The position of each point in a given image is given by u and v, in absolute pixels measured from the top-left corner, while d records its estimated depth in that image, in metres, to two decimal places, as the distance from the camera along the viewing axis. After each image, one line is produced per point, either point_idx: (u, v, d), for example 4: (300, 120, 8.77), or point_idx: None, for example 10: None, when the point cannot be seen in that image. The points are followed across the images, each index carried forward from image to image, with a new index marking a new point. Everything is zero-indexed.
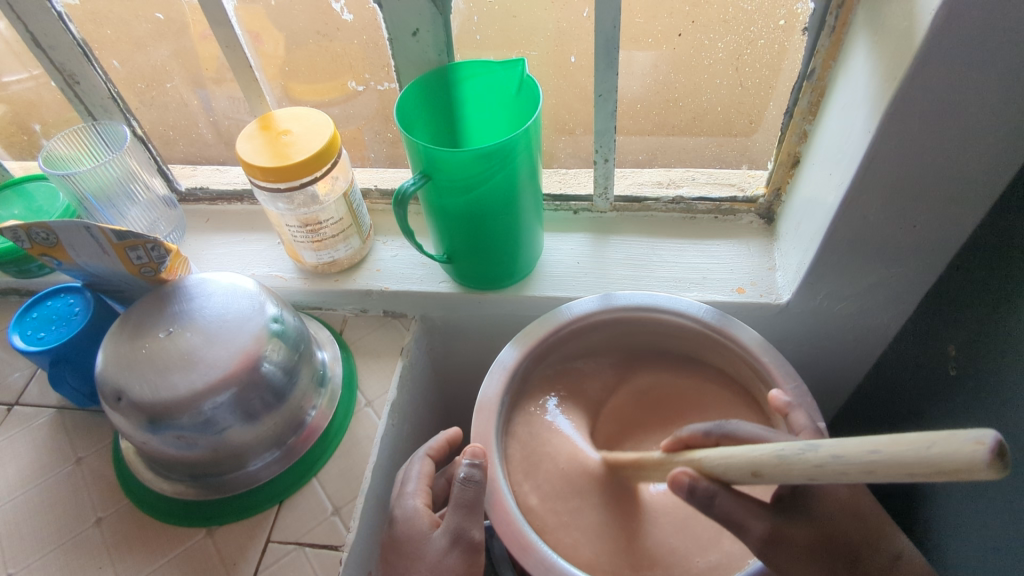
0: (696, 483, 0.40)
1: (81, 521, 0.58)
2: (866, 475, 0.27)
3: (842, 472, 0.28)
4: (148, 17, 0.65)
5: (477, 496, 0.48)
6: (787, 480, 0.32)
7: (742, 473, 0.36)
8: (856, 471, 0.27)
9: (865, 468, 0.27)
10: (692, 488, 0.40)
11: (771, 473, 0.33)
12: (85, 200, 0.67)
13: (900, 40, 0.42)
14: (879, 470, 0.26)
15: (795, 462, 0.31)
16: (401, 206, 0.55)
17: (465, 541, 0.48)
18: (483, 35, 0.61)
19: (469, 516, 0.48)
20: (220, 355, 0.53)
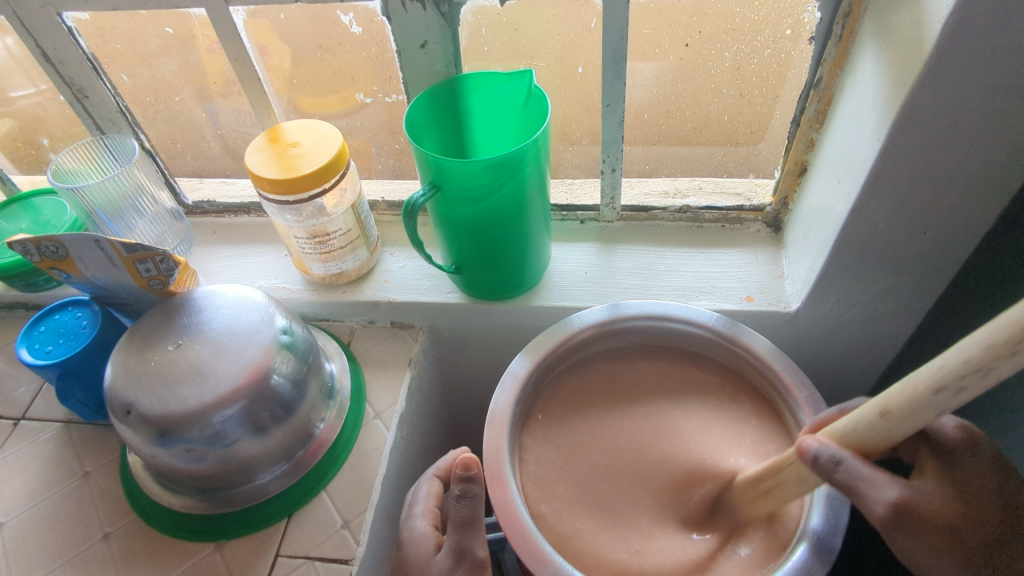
0: (824, 448, 0.38)
1: (88, 536, 0.57)
2: (1007, 360, 0.27)
3: (961, 368, 0.29)
4: (156, 32, 0.65)
5: (473, 512, 0.48)
6: (926, 410, 0.31)
7: (874, 424, 0.35)
8: (993, 359, 0.27)
9: (996, 351, 0.27)
10: (817, 456, 0.38)
11: (902, 407, 0.32)
12: (93, 213, 0.68)
13: (910, 48, 0.43)
14: (1017, 342, 0.26)
15: (928, 383, 0.30)
16: (410, 216, 0.55)
17: (469, 559, 0.48)
18: (490, 47, 0.61)
19: (469, 533, 0.48)
20: (229, 367, 0.52)
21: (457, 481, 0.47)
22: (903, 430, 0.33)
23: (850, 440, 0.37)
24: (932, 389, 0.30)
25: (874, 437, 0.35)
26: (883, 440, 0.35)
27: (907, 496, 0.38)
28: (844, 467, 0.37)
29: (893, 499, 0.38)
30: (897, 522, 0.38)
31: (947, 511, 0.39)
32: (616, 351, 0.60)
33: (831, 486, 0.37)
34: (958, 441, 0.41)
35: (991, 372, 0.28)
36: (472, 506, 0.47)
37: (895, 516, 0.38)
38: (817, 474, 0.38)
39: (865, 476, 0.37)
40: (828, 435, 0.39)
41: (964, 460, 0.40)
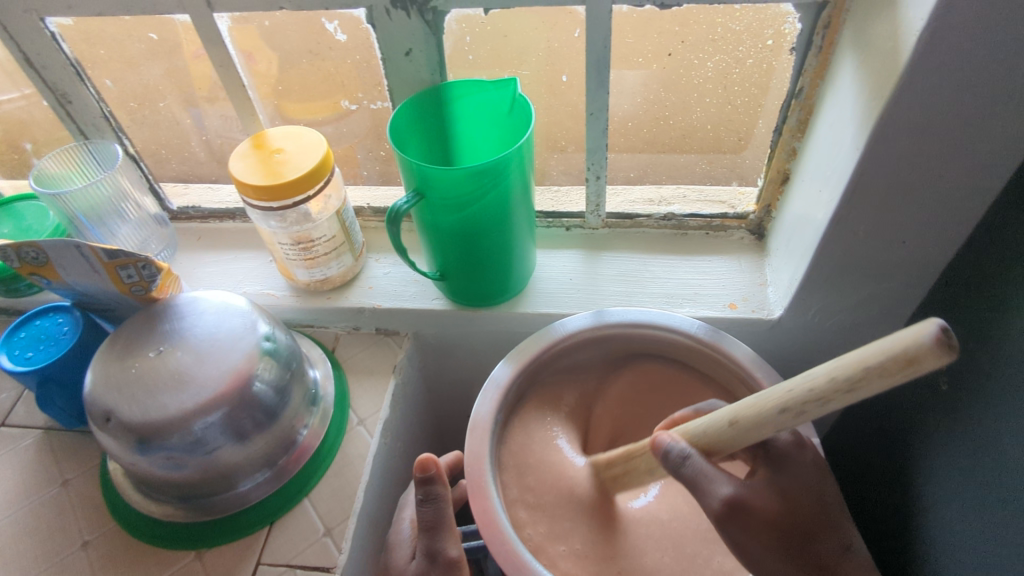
0: (675, 445, 0.42)
1: (66, 544, 0.56)
2: (844, 395, 0.31)
3: (810, 389, 0.32)
4: (140, 38, 0.65)
5: (436, 517, 0.50)
6: (769, 423, 0.36)
7: (721, 430, 0.39)
8: (832, 391, 0.31)
9: (837, 385, 0.31)
10: (669, 451, 0.42)
11: (750, 419, 0.37)
12: (75, 219, 0.67)
13: (886, 60, 0.43)
14: (855, 381, 0.30)
15: (773, 407, 0.35)
16: (394, 223, 0.55)
17: (439, 561, 0.49)
18: (475, 55, 0.62)
19: (435, 537, 0.50)
20: (211, 374, 0.52)
21: (420, 485, 0.49)
22: (748, 437, 0.38)
23: (704, 442, 0.41)
24: (776, 409, 0.35)
25: (722, 440, 0.39)
26: (733, 447, 0.39)
27: (741, 493, 0.43)
28: (690, 463, 0.41)
29: (727, 495, 0.42)
30: (730, 517, 0.42)
31: (771, 509, 0.44)
32: (602, 358, 0.60)
33: (677, 479, 0.42)
34: (789, 445, 0.47)
35: (830, 402, 0.32)
36: (439, 509, 0.50)
37: (728, 511, 0.42)
38: (667, 469, 0.42)
39: (709, 473, 0.41)
40: (682, 433, 0.43)
41: (790, 464, 0.46)
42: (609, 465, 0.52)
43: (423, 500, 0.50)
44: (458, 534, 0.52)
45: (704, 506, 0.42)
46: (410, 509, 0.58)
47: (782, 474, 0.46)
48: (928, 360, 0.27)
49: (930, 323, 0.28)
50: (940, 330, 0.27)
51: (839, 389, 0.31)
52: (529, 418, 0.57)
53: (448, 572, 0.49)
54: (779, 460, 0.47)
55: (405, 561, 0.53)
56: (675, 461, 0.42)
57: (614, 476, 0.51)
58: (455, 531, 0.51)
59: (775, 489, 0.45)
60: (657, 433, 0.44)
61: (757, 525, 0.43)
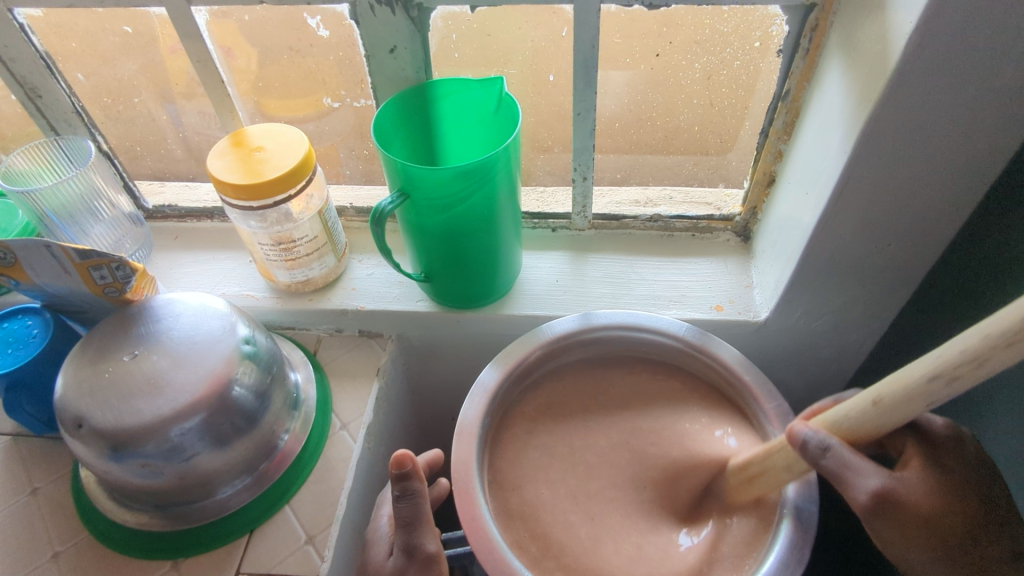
0: (814, 435, 0.40)
1: (36, 556, 0.54)
2: (1004, 352, 0.28)
3: (960, 351, 0.30)
4: (114, 31, 0.63)
5: (414, 513, 0.49)
6: (917, 399, 0.33)
7: (866, 412, 0.37)
8: (988, 351, 0.29)
9: (993, 342, 0.29)
10: (807, 442, 0.41)
11: (896, 395, 0.34)
12: (45, 217, 0.65)
13: (874, 63, 0.43)
14: (1013, 335, 0.28)
15: (919, 378, 0.33)
16: (379, 224, 0.54)
17: (417, 557, 0.49)
18: (461, 53, 0.61)
19: (412, 533, 0.49)
20: (188, 379, 0.51)
21: (396, 482, 0.48)
22: (891, 417, 0.35)
23: (845, 429, 0.39)
24: (926, 376, 0.32)
25: (867, 423, 0.37)
26: (878, 429, 0.37)
27: (890, 485, 0.41)
28: (832, 455, 0.39)
29: (873, 488, 0.41)
30: (880, 510, 0.41)
31: (927, 502, 0.42)
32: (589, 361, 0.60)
33: (818, 471, 0.40)
34: (944, 434, 0.45)
35: (986, 363, 0.29)
36: (415, 505, 0.48)
37: (876, 504, 0.41)
38: (804, 457, 0.41)
39: (852, 464, 0.39)
40: (823, 422, 0.41)
41: (950, 454, 0.44)
42: (743, 468, 0.48)
43: (400, 496, 0.49)
44: (435, 529, 0.51)
45: (852, 498, 0.41)
46: (388, 506, 0.57)
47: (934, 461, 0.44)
48: None
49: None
50: None
51: (990, 349, 0.29)
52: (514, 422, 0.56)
53: (426, 568, 0.49)
54: (933, 445, 0.45)
55: (383, 559, 0.52)
56: (812, 455, 0.40)
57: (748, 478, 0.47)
58: (432, 525, 0.51)
59: (928, 479, 0.43)
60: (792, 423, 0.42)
61: (909, 521, 0.42)
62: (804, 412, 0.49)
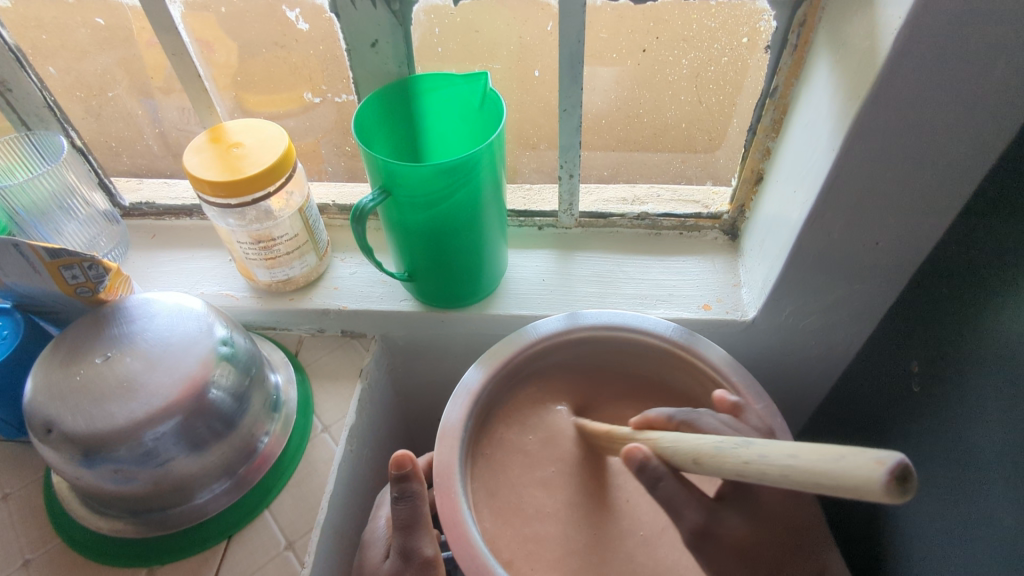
0: (651, 460, 0.41)
1: (5, 564, 0.53)
2: (801, 489, 0.30)
3: (763, 470, 0.32)
4: (87, 22, 0.62)
5: (413, 514, 0.48)
6: (726, 476, 0.35)
7: (688, 459, 0.38)
8: (784, 483, 0.31)
9: (792, 483, 0.30)
10: (644, 464, 0.41)
11: (710, 465, 0.36)
12: (16, 213, 0.62)
13: (863, 59, 0.42)
14: (806, 485, 0.29)
15: (731, 469, 0.34)
16: (359, 222, 0.53)
17: (416, 559, 0.48)
18: (444, 47, 0.60)
19: (411, 536, 0.48)
20: (163, 382, 0.49)
21: (395, 483, 0.47)
22: (707, 477, 0.37)
23: (674, 455, 0.40)
24: (736, 470, 0.34)
25: (686, 468, 0.39)
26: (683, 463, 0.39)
27: (709, 523, 0.42)
28: (660, 485, 0.41)
29: (696, 522, 0.42)
30: (702, 543, 0.42)
31: (744, 535, 0.43)
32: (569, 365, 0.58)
33: (648, 494, 0.41)
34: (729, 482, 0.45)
35: (778, 486, 0.31)
36: (414, 507, 0.48)
37: (697, 537, 0.42)
38: (641, 479, 0.41)
39: (676, 497, 0.41)
40: (656, 447, 0.41)
41: (753, 490, 0.45)
42: (603, 431, 0.51)
43: (399, 498, 0.48)
44: (434, 534, 0.50)
45: (679, 527, 0.42)
46: (386, 508, 0.56)
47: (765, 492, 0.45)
48: (881, 495, 0.26)
49: (887, 461, 0.26)
50: (899, 465, 0.26)
51: (785, 481, 0.30)
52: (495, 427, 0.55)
53: (422, 572, 0.48)
54: (803, 483, 0.46)
55: (379, 561, 0.51)
56: (649, 475, 0.41)
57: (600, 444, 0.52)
58: (431, 529, 0.49)
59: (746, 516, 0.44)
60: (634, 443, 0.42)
61: (728, 555, 0.42)
62: (639, 419, 0.50)
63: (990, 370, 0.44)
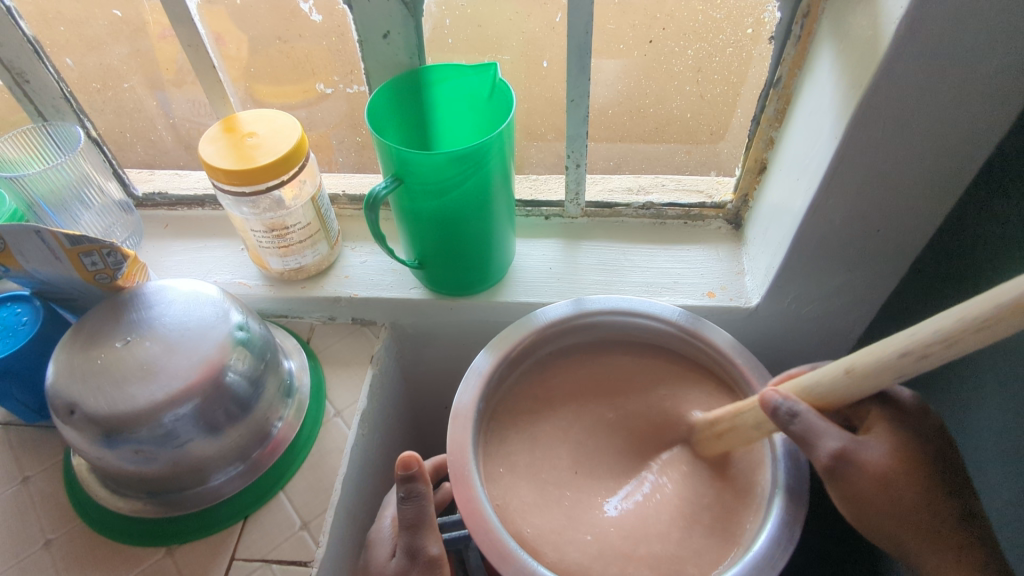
0: (785, 402, 0.43)
1: (27, 544, 0.54)
2: (973, 335, 0.30)
3: (936, 328, 0.32)
4: (104, 15, 0.63)
5: (419, 514, 0.49)
6: (889, 370, 0.35)
7: (837, 380, 0.39)
8: (960, 331, 0.30)
9: (965, 326, 0.30)
10: (778, 408, 0.43)
11: (867, 365, 0.37)
12: (35, 204, 0.64)
13: (865, 48, 0.44)
14: (986, 322, 0.29)
15: (894, 349, 0.34)
16: (372, 209, 0.54)
17: (421, 558, 0.49)
18: (454, 39, 0.61)
19: (417, 535, 0.49)
20: (182, 365, 0.50)
21: (401, 484, 0.48)
22: (863, 386, 0.37)
23: (813, 396, 0.42)
24: (897, 352, 0.34)
25: (837, 390, 0.39)
26: (839, 397, 0.39)
27: (849, 448, 0.44)
28: (800, 420, 0.42)
29: (834, 450, 0.43)
30: (840, 467, 0.43)
31: (885, 464, 0.44)
32: (554, 355, 0.59)
33: (787, 435, 0.43)
34: (911, 406, 0.47)
35: (957, 343, 0.31)
36: (420, 507, 0.49)
37: (834, 464, 0.43)
38: (775, 422, 0.44)
39: (817, 428, 0.43)
40: (794, 388, 0.43)
41: (911, 420, 0.46)
42: (712, 423, 0.51)
43: (405, 498, 0.49)
44: (438, 532, 0.51)
45: (813, 458, 0.43)
46: (392, 507, 0.57)
47: (898, 424, 0.46)
48: None
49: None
50: None
51: (964, 330, 0.30)
52: (501, 414, 0.56)
53: (428, 570, 0.49)
54: (902, 411, 0.47)
55: (385, 561, 0.53)
56: (784, 417, 0.43)
57: (717, 433, 0.50)
58: (436, 528, 0.51)
59: (885, 447, 0.45)
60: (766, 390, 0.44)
61: (869, 483, 0.44)
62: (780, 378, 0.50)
63: None
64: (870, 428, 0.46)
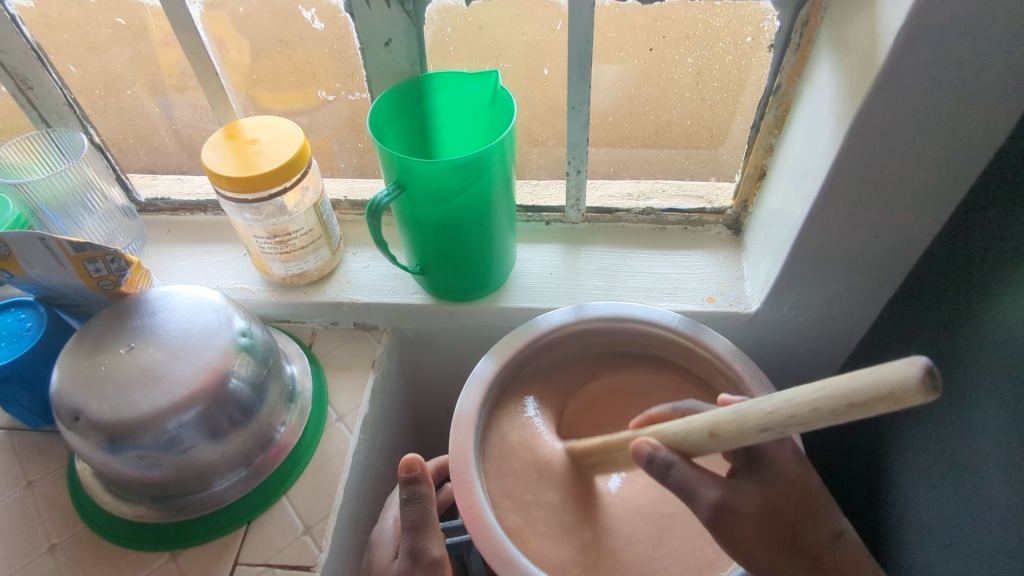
0: (659, 451, 0.41)
1: (32, 548, 0.54)
2: (828, 420, 0.30)
3: (792, 414, 0.31)
4: (106, 22, 0.63)
5: (421, 516, 0.50)
6: (750, 438, 0.35)
7: (702, 440, 0.38)
8: (815, 418, 0.30)
9: (820, 415, 0.30)
10: (652, 457, 0.41)
11: (732, 434, 0.36)
12: (38, 210, 0.64)
13: (864, 58, 0.44)
14: (840, 411, 0.29)
15: (755, 426, 0.34)
16: (374, 216, 0.54)
17: (424, 559, 0.49)
18: (456, 46, 0.61)
19: (419, 537, 0.50)
20: (185, 371, 0.51)
21: (405, 485, 0.49)
22: (728, 448, 0.37)
23: (679, 444, 0.41)
24: (758, 427, 0.34)
25: (703, 448, 0.39)
26: (706, 449, 0.39)
27: (727, 498, 0.43)
28: (674, 471, 0.41)
29: (712, 500, 0.42)
30: (718, 519, 0.42)
31: (756, 506, 0.43)
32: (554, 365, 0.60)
33: (664, 485, 0.42)
34: (765, 441, 0.46)
35: (813, 424, 0.31)
36: (422, 509, 0.49)
37: (710, 515, 0.42)
38: (649, 472, 0.42)
39: (690, 477, 0.41)
40: (662, 438, 0.42)
41: (768, 458, 0.45)
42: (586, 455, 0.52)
43: (407, 500, 0.49)
44: (440, 534, 0.52)
45: (695, 509, 0.42)
46: (394, 509, 0.58)
47: (766, 467, 0.45)
48: (912, 398, 0.26)
49: (915, 359, 0.26)
50: (925, 369, 0.26)
51: (817, 415, 0.30)
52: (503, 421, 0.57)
53: (430, 571, 0.49)
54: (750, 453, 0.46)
55: (387, 561, 0.53)
56: (660, 467, 0.41)
57: (595, 463, 0.51)
58: (439, 531, 0.51)
59: (760, 487, 0.44)
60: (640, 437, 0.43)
61: (744, 526, 0.43)
62: (640, 419, 0.51)
63: (986, 359, 0.46)
64: (736, 474, 0.46)
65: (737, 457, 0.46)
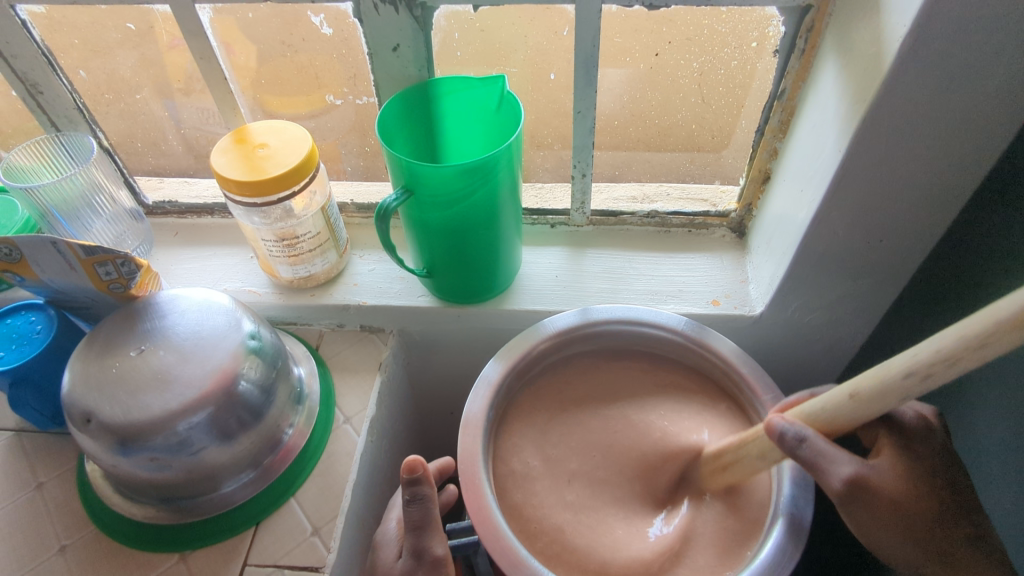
0: (790, 427, 0.42)
1: (42, 550, 0.55)
2: (976, 354, 0.29)
3: (935, 354, 0.31)
4: (116, 27, 0.63)
5: (424, 516, 0.50)
6: (894, 392, 0.34)
7: (841, 405, 0.38)
8: (961, 352, 0.30)
9: (967, 344, 0.29)
10: (783, 434, 0.42)
11: (872, 392, 0.35)
12: (48, 213, 0.65)
13: (869, 64, 0.44)
14: (987, 338, 0.28)
15: (896, 373, 0.33)
16: (383, 219, 0.55)
17: (426, 559, 0.50)
18: (462, 52, 0.61)
19: (423, 536, 0.50)
20: (195, 374, 0.51)
21: (406, 487, 0.49)
22: (870, 411, 0.36)
23: (822, 422, 0.40)
24: (901, 374, 0.33)
25: (843, 416, 0.38)
26: (855, 423, 0.38)
27: (862, 473, 0.44)
28: (808, 445, 0.42)
29: (847, 475, 0.43)
30: (852, 496, 0.44)
31: (896, 488, 0.45)
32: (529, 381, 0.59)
33: (793, 459, 0.42)
34: (916, 427, 0.48)
35: (958, 364, 0.30)
36: (425, 509, 0.49)
37: (849, 490, 0.44)
38: (781, 449, 0.43)
39: (825, 452, 0.42)
40: (796, 413, 0.43)
41: (918, 441, 0.47)
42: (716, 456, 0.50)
43: (410, 501, 0.49)
44: (444, 533, 0.52)
45: (826, 485, 0.43)
46: (399, 510, 0.58)
47: (901, 456, 0.47)
48: None
49: None
50: None
51: (966, 350, 0.29)
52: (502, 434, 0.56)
53: (433, 570, 0.50)
54: (904, 434, 0.48)
55: (392, 561, 0.53)
56: (789, 446, 0.42)
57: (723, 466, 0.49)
58: (441, 529, 0.51)
59: (899, 468, 0.46)
60: (772, 416, 0.43)
61: (882, 509, 0.44)
62: (778, 407, 0.50)
63: None
64: (882, 452, 0.48)
65: (881, 435, 0.49)
